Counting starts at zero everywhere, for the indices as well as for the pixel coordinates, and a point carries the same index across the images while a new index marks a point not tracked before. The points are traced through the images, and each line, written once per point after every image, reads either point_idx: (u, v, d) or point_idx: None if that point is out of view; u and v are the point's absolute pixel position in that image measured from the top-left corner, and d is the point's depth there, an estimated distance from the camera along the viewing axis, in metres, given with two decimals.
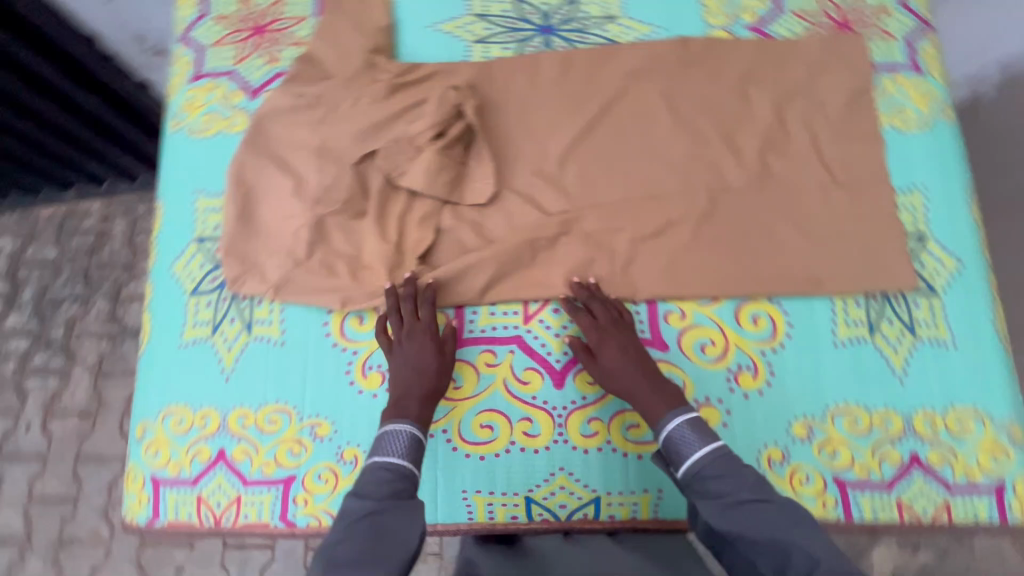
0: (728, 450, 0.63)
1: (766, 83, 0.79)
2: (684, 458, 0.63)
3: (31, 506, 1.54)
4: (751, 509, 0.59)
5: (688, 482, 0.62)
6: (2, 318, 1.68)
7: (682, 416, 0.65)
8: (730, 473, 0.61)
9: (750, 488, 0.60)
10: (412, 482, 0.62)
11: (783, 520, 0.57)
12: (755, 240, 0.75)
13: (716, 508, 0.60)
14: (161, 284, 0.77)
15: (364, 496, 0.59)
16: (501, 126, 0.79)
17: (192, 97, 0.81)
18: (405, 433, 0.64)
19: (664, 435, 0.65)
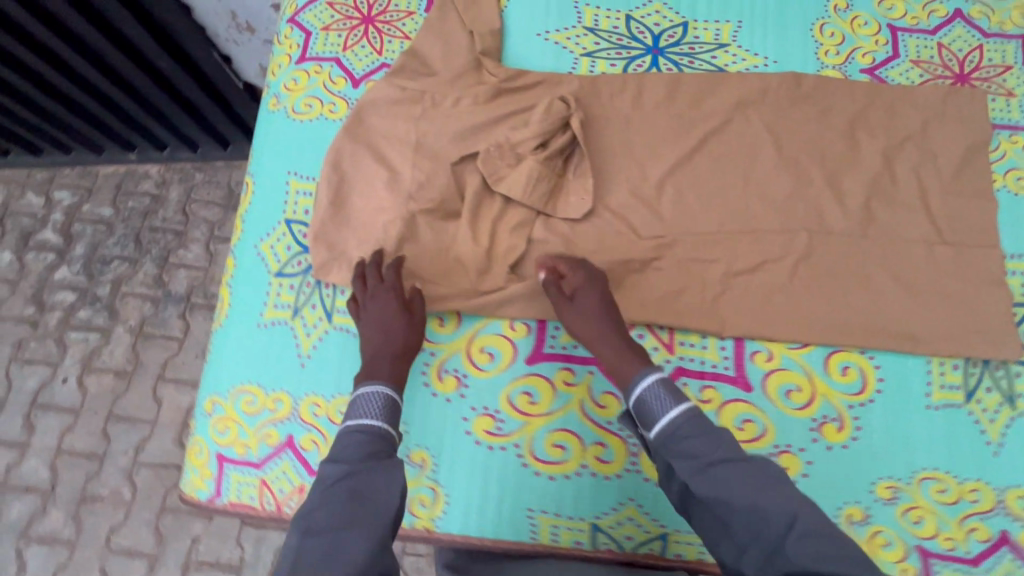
0: (699, 411, 0.62)
1: (877, 130, 0.77)
2: (657, 419, 0.63)
3: (58, 458, 1.54)
4: (724, 468, 0.58)
5: (661, 444, 0.62)
6: (52, 269, 1.70)
7: (654, 373, 0.64)
8: (704, 435, 0.60)
9: (724, 448, 0.60)
10: (390, 441, 0.63)
11: (757, 482, 0.57)
12: (852, 289, 0.73)
13: (689, 469, 0.59)
14: (245, 261, 0.76)
15: (339, 459, 0.60)
16: (601, 143, 0.78)
17: (296, 79, 0.81)
18: (379, 394, 0.65)
19: (636, 395, 0.64)
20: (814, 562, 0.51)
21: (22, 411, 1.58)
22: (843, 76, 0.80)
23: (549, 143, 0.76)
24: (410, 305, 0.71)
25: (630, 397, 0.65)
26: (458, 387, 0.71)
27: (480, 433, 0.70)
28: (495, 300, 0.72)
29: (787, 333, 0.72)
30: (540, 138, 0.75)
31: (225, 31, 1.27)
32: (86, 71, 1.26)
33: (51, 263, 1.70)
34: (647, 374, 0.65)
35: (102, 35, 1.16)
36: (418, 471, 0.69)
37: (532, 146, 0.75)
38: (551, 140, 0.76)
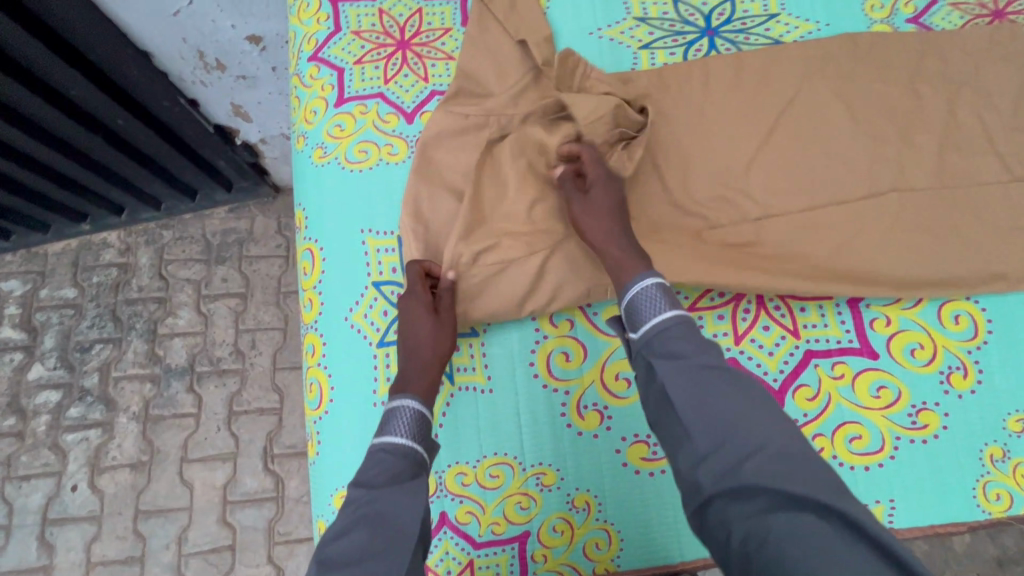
0: (695, 323, 0.56)
1: (936, 78, 0.78)
2: (648, 320, 0.57)
3: (91, 572, 1.35)
4: (705, 372, 0.52)
5: (646, 343, 0.57)
6: (24, 369, 1.48)
7: (653, 278, 0.59)
8: (692, 338, 0.55)
9: (712, 354, 0.53)
10: (415, 462, 0.57)
11: (739, 394, 0.50)
12: (952, 238, 0.74)
13: (670, 368, 0.53)
14: (337, 337, 0.70)
15: (362, 481, 0.54)
16: (681, 139, 0.75)
17: (340, 124, 0.74)
18: (409, 410, 0.60)
19: (629, 296, 0.60)
20: (773, 478, 0.44)
21: (35, 532, 1.38)
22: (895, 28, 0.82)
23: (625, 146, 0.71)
24: (440, 310, 0.65)
25: (624, 298, 0.60)
26: (602, 420, 0.68)
27: (637, 462, 0.67)
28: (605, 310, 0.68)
29: (900, 292, 0.73)
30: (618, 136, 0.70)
31: (190, 73, 1.12)
32: (28, 145, 1.10)
33: (20, 362, 1.48)
34: (644, 278, 0.60)
35: (43, 100, 1.00)
36: (585, 517, 0.66)
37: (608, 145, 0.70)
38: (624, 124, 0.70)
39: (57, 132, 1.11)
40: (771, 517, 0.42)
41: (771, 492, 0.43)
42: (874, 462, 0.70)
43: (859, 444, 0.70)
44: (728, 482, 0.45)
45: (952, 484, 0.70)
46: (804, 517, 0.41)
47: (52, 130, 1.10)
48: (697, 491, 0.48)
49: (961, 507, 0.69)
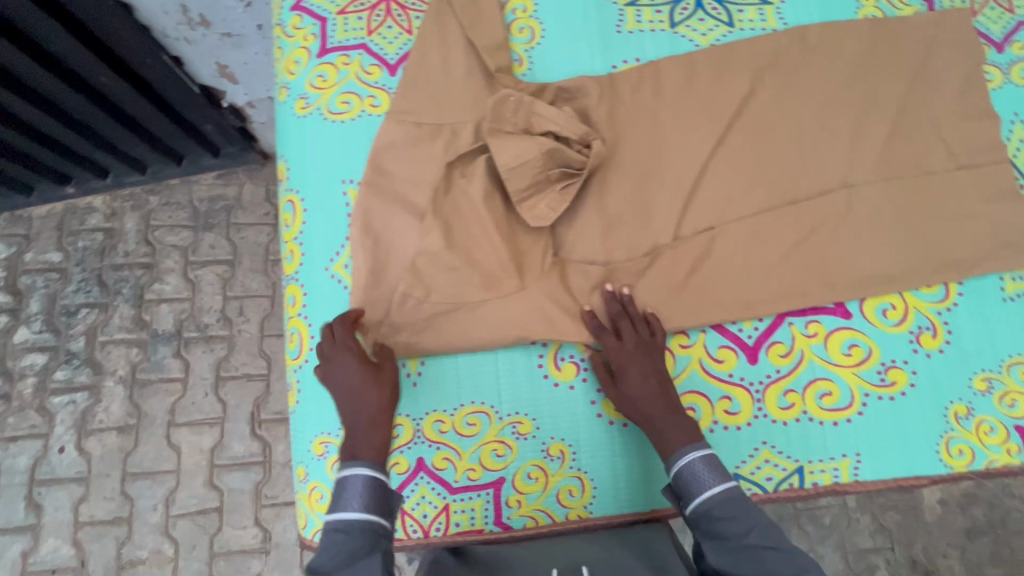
0: (740, 495, 0.60)
1: (919, 44, 0.78)
2: (698, 494, 0.61)
3: (79, 532, 1.37)
4: (762, 556, 0.57)
5: (696, 521, 0.61)
6: (9, 332, 1.47)
7: (697, 451, 0.62)
8: (741, 517, 0.59)
9: (759, 532, 0.58)
10: (374, 532, 0.56)
11: (794, 572, 0.56)
12: (922, 204, 0.75)
13: (720, 552, 0.59)
14: (317, 288, 0.70)
15: (318, 565, 0.54)
16: (663, 97, 0.74)
17: (322, 75, 0.73)
18: (360, 479, 0.58)
19: (674, 469, 0.63)
20: None
21: (22, 492, 1.38)
22: (884, 7, 0.80)
23: (578, 175, 0.70)
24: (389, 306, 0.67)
25: (669, 470, 0.63)
26: (579, 372, 0.69)
27: (611, 413, 0.69)
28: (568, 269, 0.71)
29: (872, 254, 0.74)
30: (562, 164, 0.68)
31: (174, 29, 1.09)
32: (9, 101, 1.08)
33: (5, 325, 1.47)
34: (687, 451, 0.63)
35: (27, 54, 0.99)
36: (559, 464, 0.67)
37: (555, 177, 0.69)
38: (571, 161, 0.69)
39: (39, 89, 1.10)
40: None
41: None
42: (842, 418, 0.72)
43: (829, 401, 0.72)
44: None
45: (916, 439, 0.72)
46: None
47: (37, 88, 1.09)
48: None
49: (924, 461, 0.72)
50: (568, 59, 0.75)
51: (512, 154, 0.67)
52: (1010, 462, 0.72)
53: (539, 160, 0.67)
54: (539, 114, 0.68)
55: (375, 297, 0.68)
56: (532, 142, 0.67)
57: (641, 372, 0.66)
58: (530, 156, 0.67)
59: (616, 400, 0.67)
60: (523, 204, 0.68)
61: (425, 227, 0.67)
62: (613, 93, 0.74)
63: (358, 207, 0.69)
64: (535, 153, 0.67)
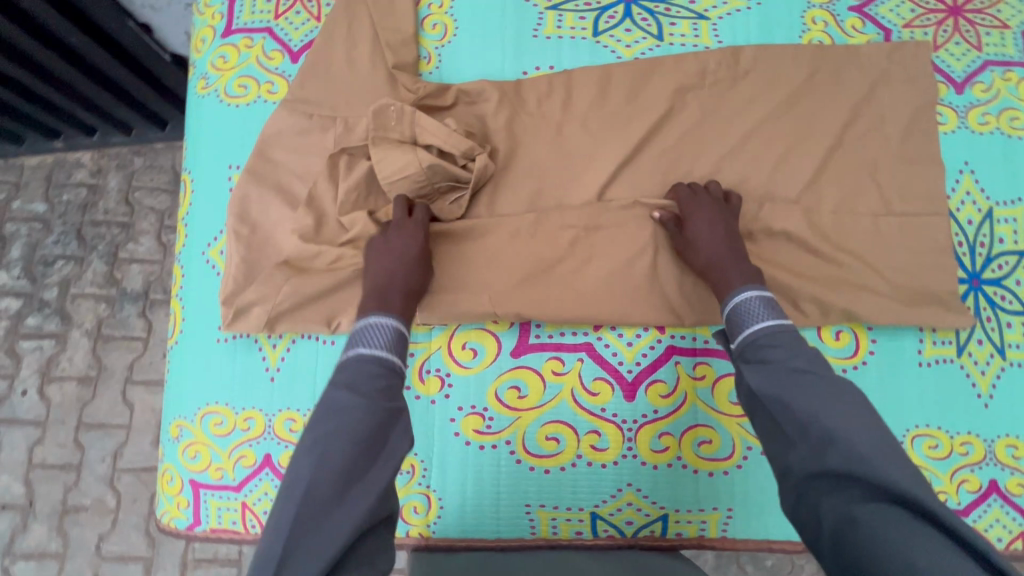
0: (794, 332, 0.58)
1: (864, 76, 0.72)
2: (747, 326, 0.60)
3: (31, 472, 1.43)
4: (802, 377, 0.54)
5: (742, 349, 0.59)
6: None
7: (757, 291, 0.62)
8: (789, 345, 0.57)
9: (804, 359, 0.55)
10: (396, 375, 0.57)
11: (830, 393, 0.52)
12: (843, 249, 0.70)
13: (759, 374, 0.56)
14: (192, 271, 0.70)
15: (348, 387, 0.54)
16: (574, 109, 0.71)
17: (224, 56, 0.71)
18: (388, 326, 0.60)
19: (730, 305, 0.62)
20: (863, 464, 0.46)
21: None
22: (834, 33, 0.74)
23: (467, 188, 0.67)
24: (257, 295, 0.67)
25: (724, 307, 0.63)
26: (442, 386, 0.67)
27: (469, 433, 0.66)
28: (445, 274, 0.68)
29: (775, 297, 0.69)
30: (448, 179, 0.66)
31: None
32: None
33: None
34: (745, 290, 0.62)
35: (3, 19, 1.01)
36: (408, 479, 0.66)
37: (445, 189, 0.67)
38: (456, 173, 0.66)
39: (23, 50, 1.11)
40: (862, 506, 0.45)
41: (856, 480, 0.46)
42: (719, 469, 0.68)
43: (707, 449, 0.68)
44: (815, 470, 0.49)
45: None
46: (889, 508, 0.44)
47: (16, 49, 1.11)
48: (785, 467, 0.53)
49: None
50: (479, 60, 0.72)
51: (394, 167, 0.65)
52: None
53: (421, 175, 0.65)
54: (422, 125, 0.65)
55: (245, 284, 0.67)
56: (413, 156, 0.65)
57: (709, 219, 0.66)
58: (410, 170, 0.65)
59: (677, 246, 0.68)
60: (421, 203, 0.67)
61: (300, 218, 0.67)
62: (517, 101, 0.71)
63: (237, 193, 0.68)
64: (415, 168, 0.65)
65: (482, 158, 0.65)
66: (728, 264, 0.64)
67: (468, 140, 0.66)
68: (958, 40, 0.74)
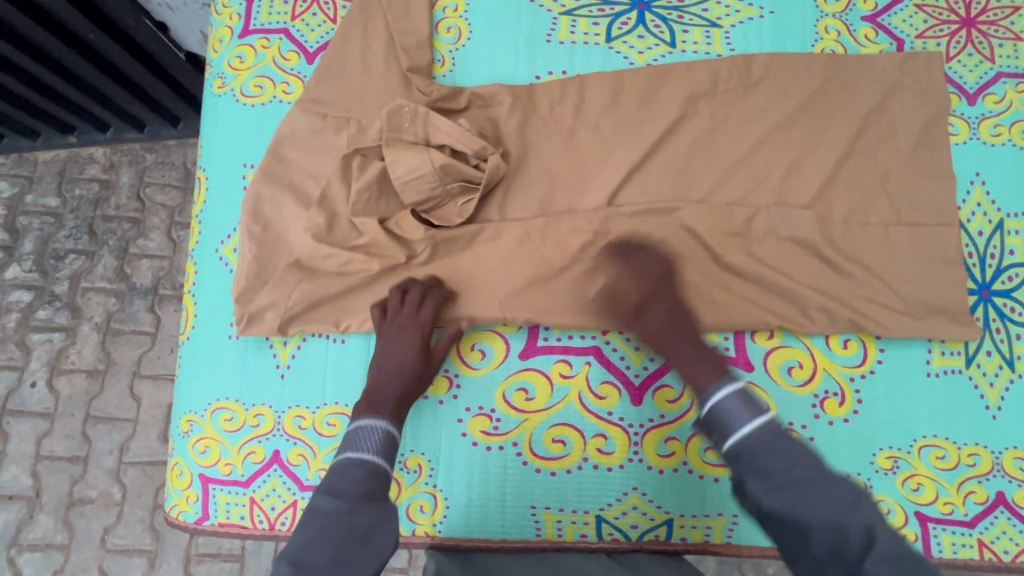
0: (778, 427, 0.59)
1: (876, 86, 0.72)
2: (734, 430, 0.59)
3: (39, 464, 1.45)
4: (808, 488, 0.55)
5: (737, 457, 0.58)
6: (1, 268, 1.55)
7: (733, 386, 0.61)
8: (783, 449, 0.57)
9: (802, 464, 0.56)
10: (384, 480, 0.61)
11: (844, 503, 0.54)
12: (852, 258, 0.70)
13: (768, 492, 0.56)
14: (205, 267, 0.71)
15: (334, 492, 0.58)
16: (585, 114, 0.72)
17: (240, 56, 0.72)
18: (380, 430, 0.62)
19: (710, 406, 0.61)
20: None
21: None
22: (847, 42, 0.74)
23: (478, 188, 0.67)
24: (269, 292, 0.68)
25: (704, 407, 0.62)
26: (451, 387, 0.68)
27: (476, 434, 0.67)
28: (454, 275, 0.69)
29: (782, 305, 0.69)
30: (460, 179, 0.67)
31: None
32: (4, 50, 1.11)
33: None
34: (707, 381, 0.63)
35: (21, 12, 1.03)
36: (415, 478, 0.66)
37: (456, 190, 0.67)
38: (468, 174, 0.67)
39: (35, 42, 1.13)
40: None
41: None
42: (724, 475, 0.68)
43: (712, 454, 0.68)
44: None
45: None
46: None
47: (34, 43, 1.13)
48: None
49: None
50: (491, 64, 0.73)
51: (406, 167, 0.66)
52: None
53: (433, 175, 0.66)
54: (436, 126, 0.66)
55: (257, 281, 0.68)
56: (426, 156, 0.65)
57: (662, 306, 0.66)
58: (423, 170, 0.65)
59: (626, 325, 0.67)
60: (426, 217, 0.68)
61: (311, 216, 0.68)
62: (529, 105, 0.71)
63: (251, 191, 0.69)
64: (428, 168, 0.65)
65: (494, 158, 0.66)
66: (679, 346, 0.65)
67: (481, 140, 0.66)
68: (971, 51, 0.74)
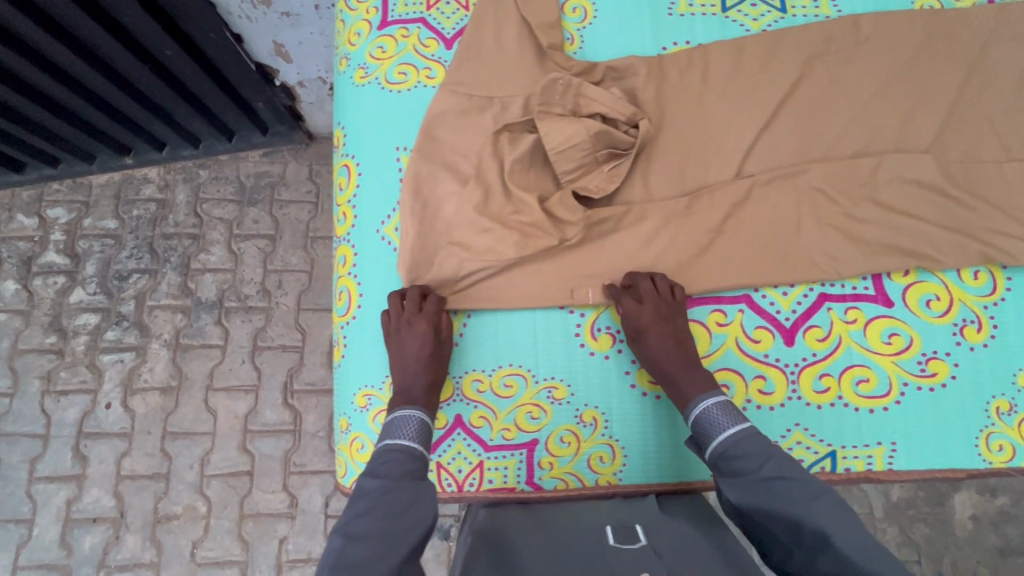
0: (756, 433, 0.62)
1: (978, 35, 0.78)
2: (715, 437, 0.63)
3: (120, 484, 1.26)
4: (773, 485, 0.58)
5: (714, 463, 0.62)
6: (52, 282, 1.35)
7: (714, 398, 0.64)
8: (755, 453, 0.60)
9: (771, 465, 0.59)
10: (423, 463, 0.62)
11: (804, 499, 0.56)
12: (974, 194, 0.74)
13: (735, 489, 0.59)
14: (366, 249, 0.74)
15: (377, 474, 0.59)
16: (712, 78, 0.76)
17: (382, 46, 0.76)
18: (415, 418, 0.64)
19: (693, 416, 0.65)
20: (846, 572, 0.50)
21: (69, 444, 1.28)
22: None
23: (625, 156, 0.72)
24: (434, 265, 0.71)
25: (688, 419, 0.66)
26: (614, 342, 0.72)
27: (644, 384, 0.71)
28: (605, 237, 0.73)
29: (915, 242, 0.73)
30: (609, 146, 0.71)
31: (235, 7, 1.00)
32: (63, 58, 0.98)
33: (51, 274, 1.35)
34: (702, 399, 0.65)
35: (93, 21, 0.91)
36: (591, 431, 0.69)
37: (603, 158, 0.72)
38: (617, 142, 0.72)
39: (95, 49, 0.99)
40: None
41: None
42: (878, 406, 0.71)
43: (866, 387, 0.72)
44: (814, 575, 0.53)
45: (952, 433, 0.71)
46: None
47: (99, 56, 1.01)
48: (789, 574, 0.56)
49: (961, 453, 0.71)
50: (618, 39, 0.77)
51: (561, 137, 0.70)
52: None
53: (587, 143, 0.70)
54: (588, 96, 0.71)
55: (421, 256, 0.71)
56: (582, 125, 0.70)
57: (661, 332, 0.67)
58: (578, 139, 0.70)
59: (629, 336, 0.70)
60: (573, 187, 0.72)
61: (468, 190, 0.71)
62: (660, 73, 0.76)
63: (409, 172, 0.72)
64: (584, 136, 0.70)
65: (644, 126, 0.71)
66: (676, 365, 0.67)
67: (631, 108, 0.72)
68: None
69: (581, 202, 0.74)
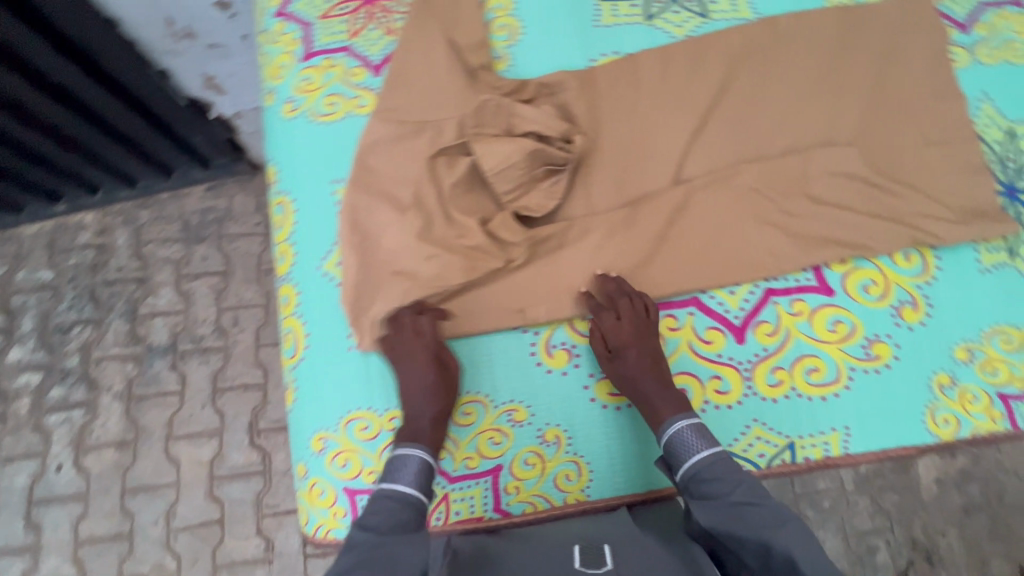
0: (727, 457, 0.63)
1: (888, 26, 0.81)
2: (686, 460, 0.64)
3: (79, 550, 1.19)
4: (742, 508, 0.59)
5: (686, 485, 0.63)
6: None
7: (687, 420, 0.66)
8: (726, 478, 0.62)
9: (741, 488, 0.61)
10: (418, 511, 0.60)
11: (772, 523, 0.58)
12: (899, 179, 0.78)
13: (707, 512, 0.60)
14: (309, 287, 0.71)
15: (365, 525, 0.57)
16: (643, 86, 0.77)
17: (307, 78, 0.75)
18: (416, 459, 0.63)
19: (665, 437, 0.66)
20: None
21: (19, 513, 1.20)
22: None
23: (563, 170, 0.73)
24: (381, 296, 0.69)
25: (660, 440, 0.67)
26: (571, 358, 0.71)
27: (604, 397, 0.71)
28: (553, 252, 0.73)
29: (849, 230, 0.76)
30: (546, 163, 0.72)
31: (156, 41, 0.95)
32: None
33: None
34: (677, 420, 0.66)
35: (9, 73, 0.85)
36: (555, 450, 0.69)
37: (541, 175, 0.72)
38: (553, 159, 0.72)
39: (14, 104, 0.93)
40: None
41: None
42: (830, 393, 0.73)
43: (816, 376, 0.73)
44: None
45: (901, 411, 0.74)
46: None
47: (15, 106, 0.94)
48: None
49: (911, 431, 0.73)
50: (548, 54, 0.78)
51: (496, 158, 0.70)
52: (994, 429, 0.73)
53: (523, 162, 0.70)
54: (520, 116, 0.71)
55: (366, 289, 0.70)
56: (516, 144, 0.70)
57: (640, 350, 0.68)
58: (514, 158, 0.70)
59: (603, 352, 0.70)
60: (513, 207, 0.71)
61: (409, 219, 0.70)
62: (591, 85, 0.76)
63: (346, 204, 0.71)
64: (519, 156, 0.70)
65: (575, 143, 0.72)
66: (650, 384, 0.68)
67: (563, 124, 0.73)
68: None
69: (524, 221, 0.74)
